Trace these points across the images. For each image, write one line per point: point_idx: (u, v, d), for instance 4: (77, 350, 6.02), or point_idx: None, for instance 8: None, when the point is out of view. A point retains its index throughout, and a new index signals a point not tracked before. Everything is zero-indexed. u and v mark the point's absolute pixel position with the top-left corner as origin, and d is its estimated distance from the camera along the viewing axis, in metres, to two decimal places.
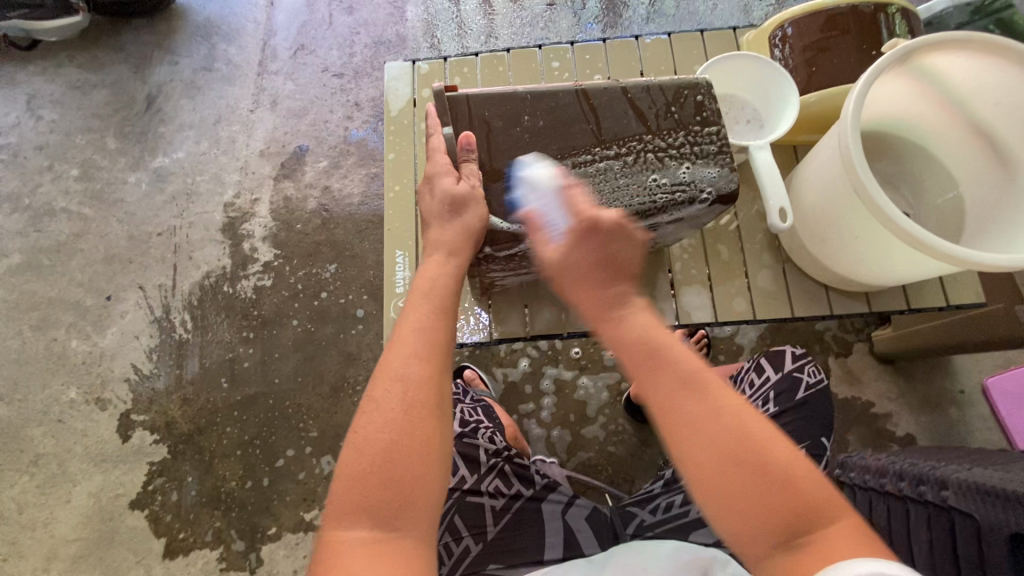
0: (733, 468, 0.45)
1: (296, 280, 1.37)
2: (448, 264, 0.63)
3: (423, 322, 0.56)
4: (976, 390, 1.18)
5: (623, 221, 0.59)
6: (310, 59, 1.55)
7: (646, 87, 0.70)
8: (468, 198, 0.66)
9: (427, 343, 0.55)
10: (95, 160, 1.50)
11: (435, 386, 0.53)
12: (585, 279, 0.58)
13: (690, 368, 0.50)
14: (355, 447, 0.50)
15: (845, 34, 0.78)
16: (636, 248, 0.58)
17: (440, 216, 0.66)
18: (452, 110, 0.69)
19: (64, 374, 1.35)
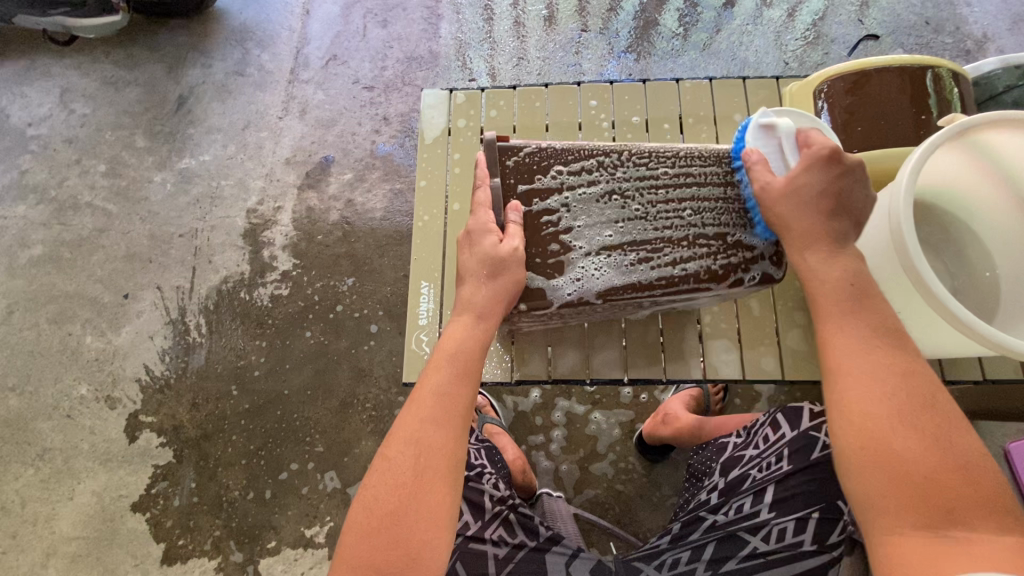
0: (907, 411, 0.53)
1: (313, 291, 1.37)
2: (475, 329, 0.63)
3: (441, 389, 0.58)
4: (998, 454, 1.15)
5: (820, 169, 0.63)
6: (342, 70, 1.56)
7: (697, 152, 0.72)
8: (506, 260, 0.66)
9: (444, 413, 0.57)
10: (123, 157, 1.51)
11: (448, 453, 0.56)
12: (804, 209, 0.63)
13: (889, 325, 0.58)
14: (365, 507, 0.54)
15: (890, 95, 0.77)
16: (820, 199, 0.63)
17: (476, 277, 0.65)
18: (502, 159, 0.71)
19: (76, 369, 1.35)
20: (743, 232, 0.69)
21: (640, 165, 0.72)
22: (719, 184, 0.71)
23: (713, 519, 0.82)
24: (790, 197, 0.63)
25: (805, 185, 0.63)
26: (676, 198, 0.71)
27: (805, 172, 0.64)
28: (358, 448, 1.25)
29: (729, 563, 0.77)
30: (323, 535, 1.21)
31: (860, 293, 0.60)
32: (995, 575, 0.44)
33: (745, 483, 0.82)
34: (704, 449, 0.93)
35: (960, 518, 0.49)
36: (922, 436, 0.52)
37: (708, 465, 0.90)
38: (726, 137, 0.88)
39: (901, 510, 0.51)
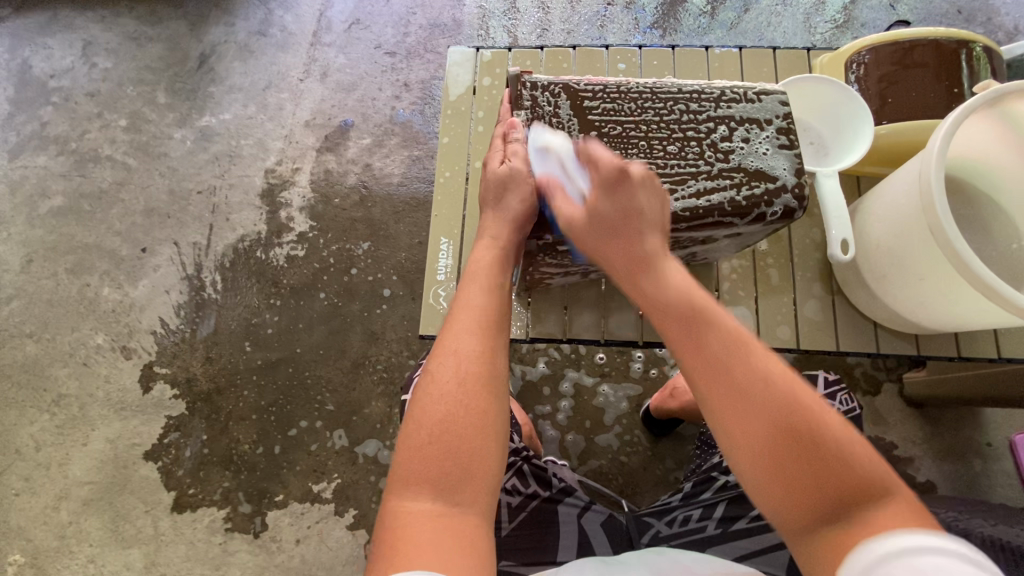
0: (771, 451, 0.48)
1: (328, 253, 1.37)
2: (497, 246, 0.68)
3: (470, 300, 0.61)
4: (1003, 444, 1.16)
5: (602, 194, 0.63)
6: (364, 34, 1.55)
7: (722, 88, 0.71)
8: (519, 183, 0.69)
9: (477, 322, 0.60)
10: (144, 113, 1.51)
11: (489, 363, 0.57)
12: (608, 241, 0.63)
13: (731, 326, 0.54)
14: (415, 422, 0.53)
15: (923, 67, 0.76)
16: (619, 219, 0.62)
17: (490, 202, 0.70)
18: (523, 90, 0.70)
19: (93, 320, 1.37)
20: (774, 161, 0.67)
21: (664, 99, 0.70)
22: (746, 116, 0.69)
23: (725, 479, 0.83)
24: (591, 222, 0.63)
25: (605, 206, 0.63)
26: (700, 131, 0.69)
27: (634, 191, 0.62)
28: (367, 409, 1.27)
29: (740, 523, 0.79)
30: (330, 491, 1.23)
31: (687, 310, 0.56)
32: (910, 539, 0.39)
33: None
34: None
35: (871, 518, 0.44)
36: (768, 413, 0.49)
37: None
38: None
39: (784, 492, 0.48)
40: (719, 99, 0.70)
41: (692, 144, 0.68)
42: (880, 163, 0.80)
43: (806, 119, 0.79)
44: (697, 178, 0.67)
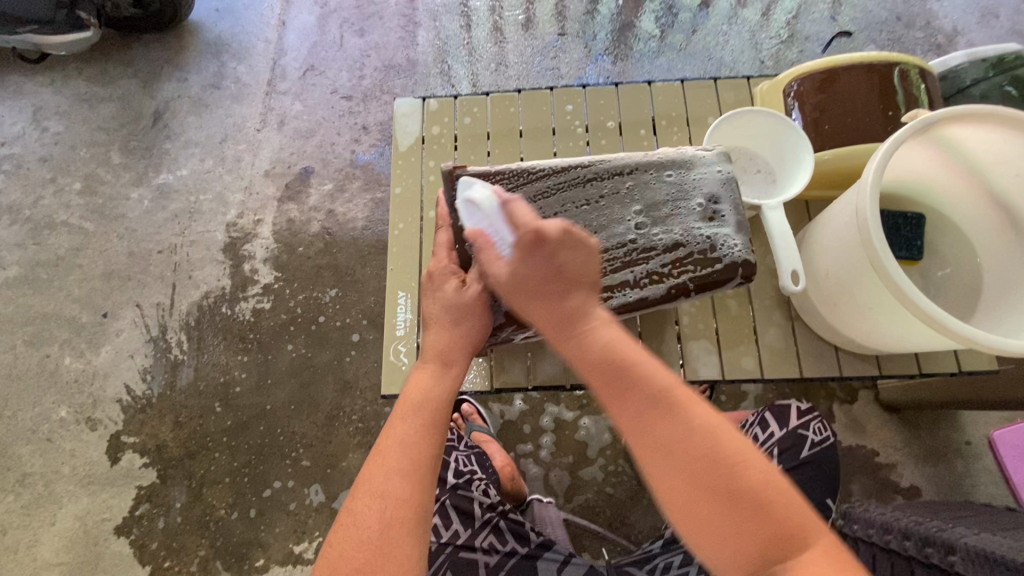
0: (702, 496, 0.45)
1: (295, 304, 1.35)
2: (443, 376, 0.64)
3: (406, 441, 0.58)
4: (982, 442, 1.16)
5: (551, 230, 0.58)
6: (319, 80, 1.55)
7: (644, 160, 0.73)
8: (469, 304, 0.68)
9: (410, 462, 0.57)
10: (99, 175, 1.49)
11: (416, 503, 0.55)
12: (575, 254, 0.59)
13: (655, 369, 0.51)
14: (330, 563, 0.53)
15: (857, 93, 0.77)
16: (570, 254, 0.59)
17: (440, 323, 0.69)
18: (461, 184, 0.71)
19: (55, 392, 1.33)
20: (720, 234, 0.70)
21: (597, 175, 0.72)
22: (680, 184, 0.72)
23: None
24: (558, 243, 0.59)
25: (564, 258, 0.59)
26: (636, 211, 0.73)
27: (555, 252, 0.58)
28: (345, 462, 1.24)
29: None
30: (312, 551, 1.19)
31: (611, 360, 0.52)
32: None
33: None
34: None
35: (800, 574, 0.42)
36: (722, 475, 0.46)
37: None
38: (700, 138, 0.88)
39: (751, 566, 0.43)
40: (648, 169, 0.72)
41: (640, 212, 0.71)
42: (827, 187, 0.81)
43: (751, 149, 0.80)
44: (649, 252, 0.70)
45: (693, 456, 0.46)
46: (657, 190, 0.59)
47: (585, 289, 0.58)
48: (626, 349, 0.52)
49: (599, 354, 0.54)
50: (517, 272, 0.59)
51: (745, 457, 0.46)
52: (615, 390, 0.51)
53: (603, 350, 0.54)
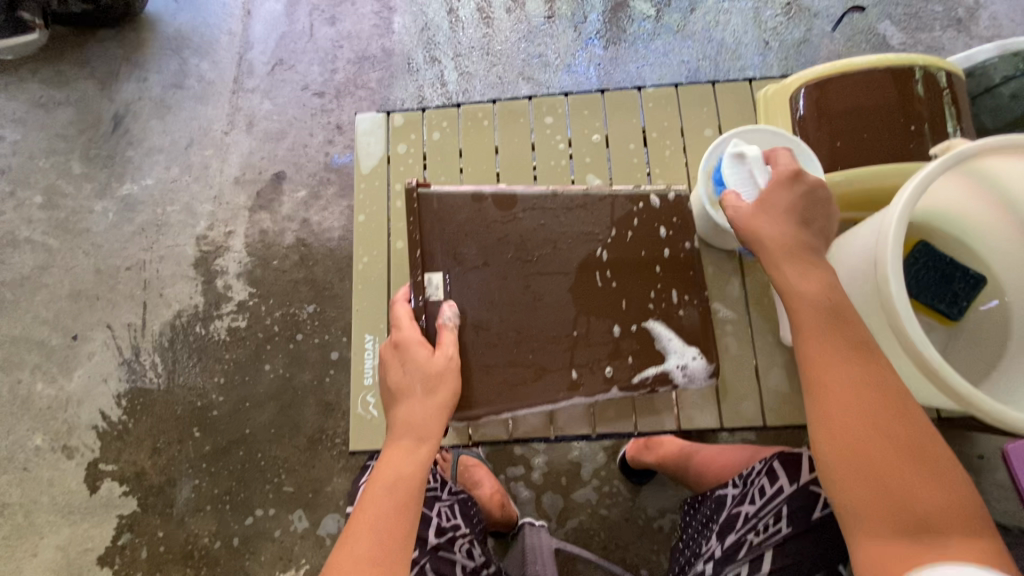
0: (878, 456, 0.52)
1: (272, 321, 1.28)
2: (418, 452, 0.56)
3: (378, 523, 0.52)
4: (996, 456, 1.10)
5: (782, 187, 0.60)
6: (289, 76, 1.44)
7: (643, 223, 0.65)
8: (439, 375, 0.59)
9: (383, 550, 0.51)
10: (60, 186, 1.40)
11: None
12: (788, 259, 0.60)
13: (869, 343, 0.56)
14: None
15: (873, 103, 0.68)
16: (789, 214, 0.60)
17: (410, 394, 0.58)
18: (418, 208, 0.63)
19: (29, 419, 1.28)
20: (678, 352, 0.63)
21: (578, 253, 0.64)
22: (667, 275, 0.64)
23: None
24: (766, 209, 0.61)
25: (787, 230, 0.60)
26: (609, 270, 0.64)
27: (813, 221, 0.60)
28: (330, 486, 1.20)
29: None
30: None
31: (837, 315, 0.57)
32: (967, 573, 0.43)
33: (741, 550, 0.71)
34: (704, 501, 0.83)
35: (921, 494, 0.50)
36: (905, 444, 0.52)
37: (706, 524, 0.80)
38: (696, 150, 0.79)
39: (878, 519, 0.51)
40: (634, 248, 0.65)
41: (607, 271, 0.64)
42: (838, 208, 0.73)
43: None
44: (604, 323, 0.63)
45: (878, 423, 0.53)
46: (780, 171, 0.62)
47: (802, 247, 0.60)
48: (852, 324, 0.57)
49: (800, 310, 0.59)
50: (769, 203, 0.61)
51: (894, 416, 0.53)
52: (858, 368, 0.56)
53: (798, 309, 0.59)
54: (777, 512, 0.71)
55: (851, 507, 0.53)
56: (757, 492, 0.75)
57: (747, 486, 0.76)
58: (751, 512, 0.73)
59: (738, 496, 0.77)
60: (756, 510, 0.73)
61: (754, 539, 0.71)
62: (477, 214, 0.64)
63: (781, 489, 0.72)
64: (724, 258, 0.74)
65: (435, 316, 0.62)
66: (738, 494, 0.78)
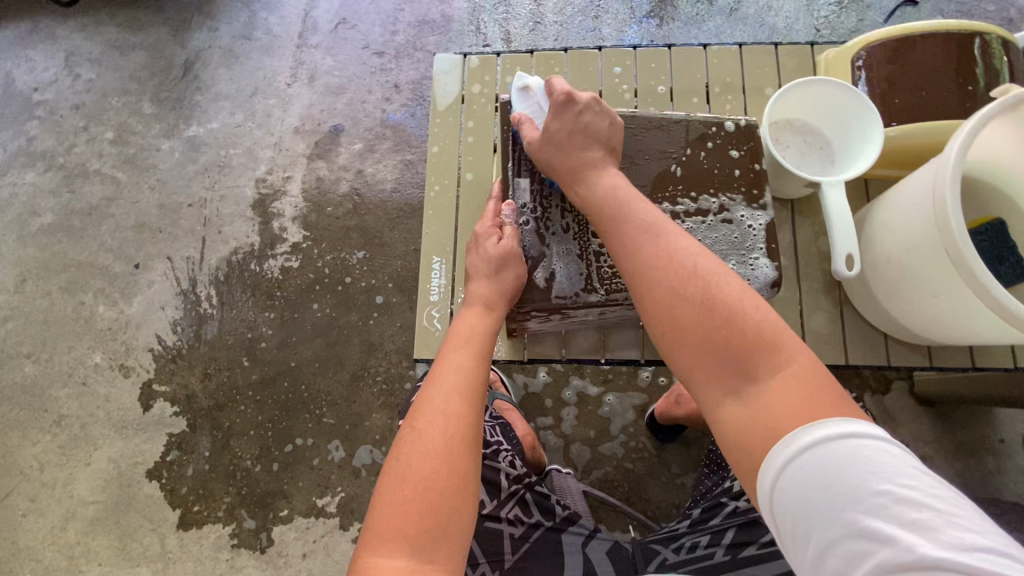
0: (725, 343, 0.53)
1: (323, 264, 1.35)
2: (487, 317, 0.67)
3: (460, 364, 0.61)
4: (1017, 440, 1.13)
5: (555, 117, 0.69)
6: (351, 34, 1.50)
7: (715, 146, 0.71)
8: (508, 259, 0.68)
9: (466, 385, 0.60)
10: (130, 125, 1.48)
11: (473, 420, 0.57)
12: (565, 158, 0.68)
13: (677, 246, 0.59)
14: (395, 475, 0.53)
15: (930, 65, 0.73)
16: (569, 159, 0.68)
17: (479, 274, 0.69)
18: (511, 122, 0.72)
19: (89, 338, 1.36)
20: (740, 264, 0.69)
21: (652, 170, 0.71)
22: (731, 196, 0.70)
23: (735, 506, 0.80)
24: (545, 147, 0.69)
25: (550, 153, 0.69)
26: (682, 188, 0.70)
27: (579, 139, 0.68)
28: (368, 421, 1.26)
29: (750, 549, 0.75)
30: (334, 505, 1.23)
31: (641, 223, 0.62)
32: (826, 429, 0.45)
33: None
34: None
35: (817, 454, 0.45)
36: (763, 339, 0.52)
37: None
38: (755, 108, 0.85)
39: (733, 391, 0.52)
40: (705, 168, 0.71)
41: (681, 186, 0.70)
42: (889, 166, 0.78)
43: (813, 124, 0.76)
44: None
45: (710, 316, 0.54)
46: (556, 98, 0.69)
47: (590, 172, 0.67)
48: (655, 236, 0.60)
49: (612, 240, 0.63)
50: (548, 145, 0.69)
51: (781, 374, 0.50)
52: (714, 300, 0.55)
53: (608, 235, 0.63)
54: None
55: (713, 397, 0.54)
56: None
57: None
58: None
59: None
60: None
61: None
62: None
63: None
64: (777, 207, 0.79)
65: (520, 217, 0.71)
66: None
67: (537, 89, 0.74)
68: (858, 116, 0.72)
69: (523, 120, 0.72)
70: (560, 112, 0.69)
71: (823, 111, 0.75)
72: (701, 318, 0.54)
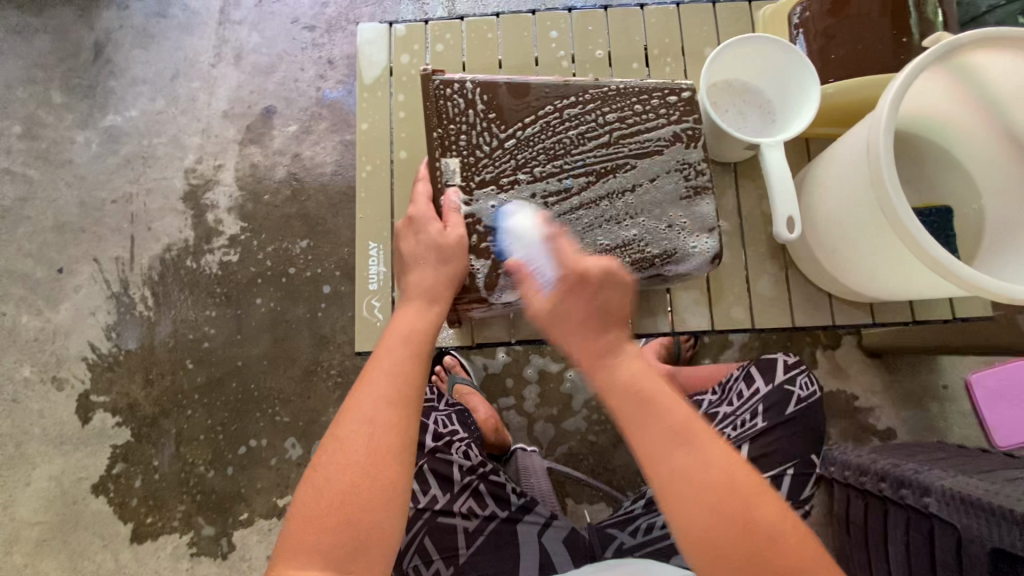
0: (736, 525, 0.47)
1: (264, 256, 1.28)
2: (428, 312, 0.62)
3: (393, 369, 0.57)
4: (959, 385, 1.17)
5: (711, 242, 0.58)
6: (277, 8, 1.40)
7: (653, 108, 0.69)
8: (453, 249, 0.64)
9: (397, 390, 0.56)
10: (39, 117, 1.35)
11: (402, 431, 0.54)
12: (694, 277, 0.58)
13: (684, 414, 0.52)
14: (315, 486, 0.52)
15: (866, 15, 0.71)
16: (719, 267, 0.58)
17: (424, 264, 0.64)
18: (435, 91, 0.67)
19: (15, 351, 1.26)
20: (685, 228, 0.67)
21: (591, 137, 0.69)
22: (668, 159, 0.68)
23: None
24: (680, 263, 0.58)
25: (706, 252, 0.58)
26: (623, 154, 0.68)
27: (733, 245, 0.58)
28: (325, 416, 1.22)
29: None
30: None
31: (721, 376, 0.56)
32: None
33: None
34: None
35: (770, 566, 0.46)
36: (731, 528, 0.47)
37: None
38: (696, 69, 0.82)
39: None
40: (642, 132, 0.68)
41: (618, 155, 0.68)
42: (828, 123, 0.77)
43: (752, 83, 0.74)
44: (609, 206, 0.68)
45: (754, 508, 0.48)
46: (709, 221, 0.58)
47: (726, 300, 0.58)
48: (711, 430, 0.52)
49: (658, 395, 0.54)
50: (687, 258, 0.58)
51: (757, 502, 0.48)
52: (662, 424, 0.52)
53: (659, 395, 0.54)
54: (754, 409, 0.85)
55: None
56: (734, 396, 0.88)
57: (726, 393, 0.90)
58: (729, 411, 0.87)
59: (717, 400, 0.91)
60: (731, 409, 0.87)
61: (733, 432, 0.85)
62: (494, 100, 0.68)
63: (757, 390, 0.86)
64: (720, 170, 0.77)
65: (456, 194, 0.66)
66: (715, 399, 0.92)
67: (693, 178, 0.62)
68: (797, 74, 0.70)
69: (665, 216, 0.62)
70: (718, 238, 0.58)
71: (760, 67, 0.72)
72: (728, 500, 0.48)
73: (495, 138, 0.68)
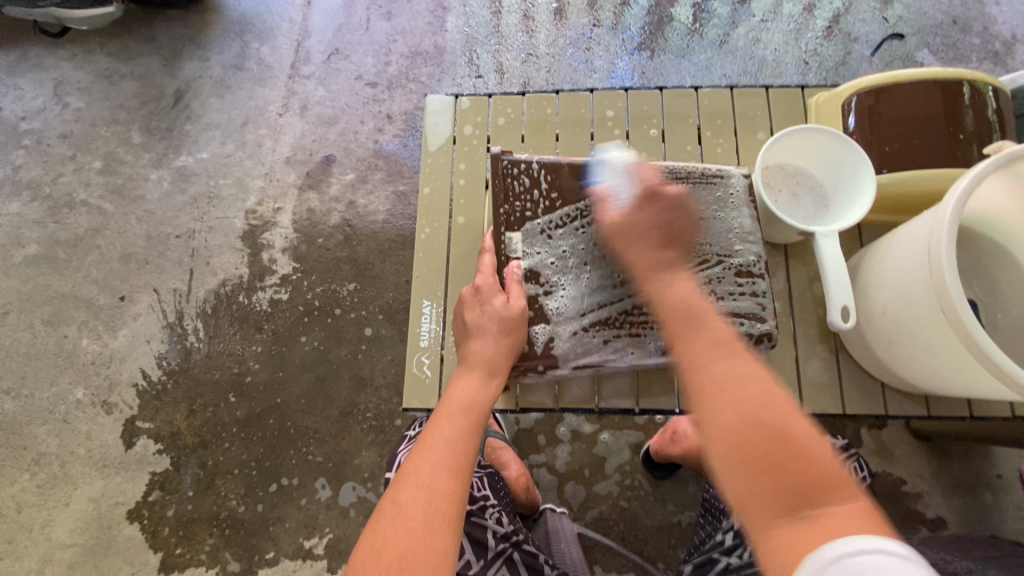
0: (741, 441, 0.50)
1: (313, 296, 1.33)
2: (485, 383, 0.67)
3: (453, 437, 0.61)
4: (1014, 476, 1.12)
5: (648, 207, 0.67)
6: (344, 65, 1.50)
7: (708, 193, 0.73)
8: (516, 321, 0.69)
9: (454, 459, 0.60)
10: (118, 154, 1.46)
11: (455, 497, 0.57)
12: (640, 241, 0.67)
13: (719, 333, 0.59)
14: (375, 551, 0.53)
15: (922, 112, 0.73)
16: (652, 233, 0.67)
17: (484, 334, 0.68)
18: (503, 170, 0.72)
19: (72, 373, 1.32)
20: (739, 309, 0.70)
21: None
22: (721, 241, 0.72)
23: (726, 562, 0.78)
24: (631, 230, 0.67)
25: (643, 218, 0.67)
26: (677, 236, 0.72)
27: (664, 211, 0.68)
28: (357, 459, 1.23)
29: None
30: (322, 547, 1.19)
31: (693, 313, 0.62)
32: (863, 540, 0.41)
33: None
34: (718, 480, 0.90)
35: (825, 518, 0.44)
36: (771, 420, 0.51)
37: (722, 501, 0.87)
38: (747, 151, 0.85)
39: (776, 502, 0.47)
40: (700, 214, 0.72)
41: None
42: (880, 211, 0.78)
43: (806, 170, 0.76)
44: None
45: (747, 414, 0.51)
46: (641, 191, 0.68)
47: (668, 266, 0.66)
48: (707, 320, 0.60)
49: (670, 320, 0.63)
50: (634, 223, 0.67)
51: (792, 424, 0.50)
52: (720, 348, 0.58)
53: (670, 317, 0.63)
54: None
55: (741, 503, 0.49)
56: None
57: None
58: None
59: None
60: None
61: None
62: (558, 180, 0.73)
63: None
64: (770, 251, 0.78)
65: (519, 267, 0.72)
66: None
67: (620, 162, 0.70)
68: (851, 164, 0.72)
69: (604, 193, 0.70)
70: (652, 205, 0.67)
71: (814, 156, 0.75)
72: (758, 417, 0.51)
73: (557, 215, 0.72)
